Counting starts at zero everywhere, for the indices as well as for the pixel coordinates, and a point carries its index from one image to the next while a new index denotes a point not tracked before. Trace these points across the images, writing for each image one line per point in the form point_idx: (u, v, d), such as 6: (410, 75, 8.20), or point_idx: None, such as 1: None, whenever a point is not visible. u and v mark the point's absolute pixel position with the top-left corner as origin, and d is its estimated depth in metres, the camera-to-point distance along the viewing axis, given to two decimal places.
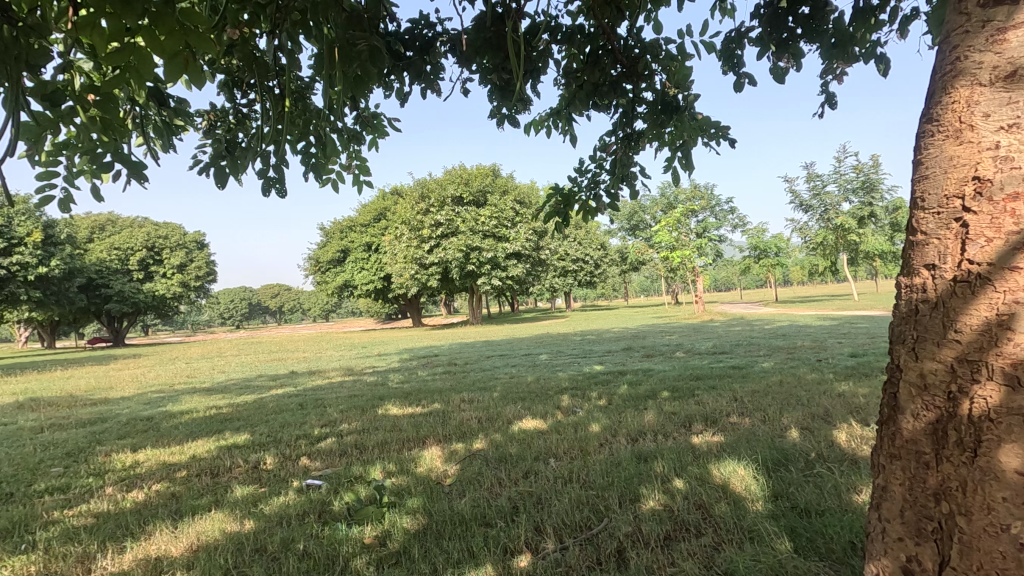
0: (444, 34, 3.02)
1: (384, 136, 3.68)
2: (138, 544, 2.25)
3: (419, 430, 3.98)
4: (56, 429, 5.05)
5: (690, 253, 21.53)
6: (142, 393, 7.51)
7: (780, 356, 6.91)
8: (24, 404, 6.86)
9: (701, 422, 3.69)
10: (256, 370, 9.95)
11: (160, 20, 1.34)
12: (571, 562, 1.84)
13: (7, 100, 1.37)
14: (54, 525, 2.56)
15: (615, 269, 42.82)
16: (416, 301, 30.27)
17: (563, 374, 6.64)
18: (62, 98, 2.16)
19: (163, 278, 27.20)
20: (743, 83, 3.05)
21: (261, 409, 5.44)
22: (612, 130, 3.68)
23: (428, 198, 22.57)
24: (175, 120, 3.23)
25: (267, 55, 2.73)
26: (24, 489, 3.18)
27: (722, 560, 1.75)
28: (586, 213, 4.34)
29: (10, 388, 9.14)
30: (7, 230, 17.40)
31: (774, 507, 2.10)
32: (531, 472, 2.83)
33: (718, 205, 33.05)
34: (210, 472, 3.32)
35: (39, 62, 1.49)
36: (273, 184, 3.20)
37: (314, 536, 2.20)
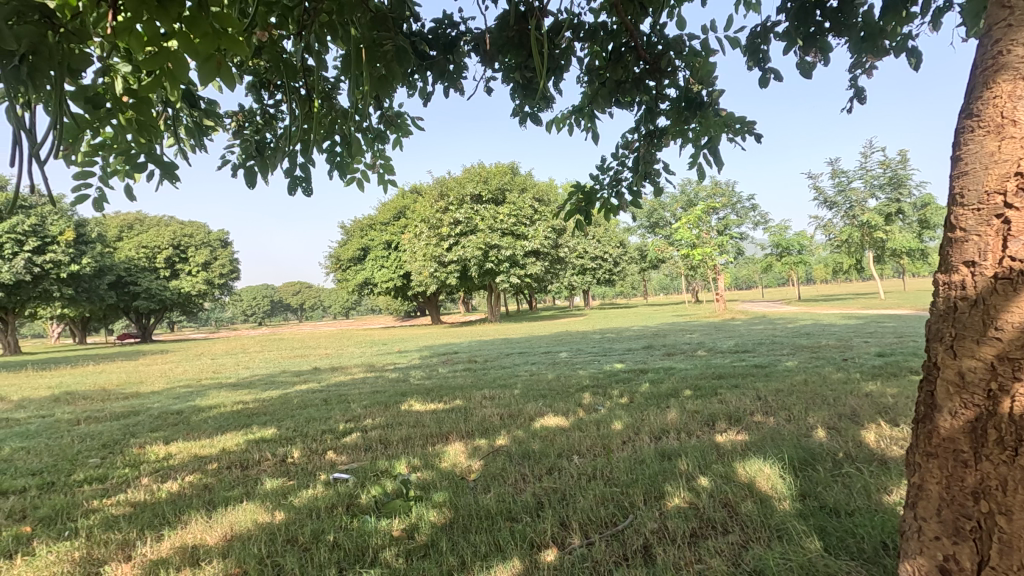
0: (468, 34, 3.05)
1: (407, 134, 3.73)
2: (174, 533, 2.32)
3: (442, 426, 4.03)
4: (92, 421, 5.23)
5: (712, 250, 21.19)
6: (171, 387, 7.72)
7: (804, 355, 6.80)
8: (61, 397, 7.11)
9: (725, 420, 3.66)
10: (280, 366, 10.15)
11: (194, 24, 1.40)
12: (598, 557, 1.85)
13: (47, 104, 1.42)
14: (95, 513, 2.66)
15: (634, 266, 42.48)
16: (435, 298, 30.44)
17: (583, 371, 6.65)
18: (102, 100, 2.24)
19: (189, 276, 27.84)
20: (769, 78, 3.02)
21: (286, 404, 5.56)
22: (635, 126, 3.67)
23: (448, 197, 22.73)
24: (206, 121, 3.33)
25: (295, 56, 2.78)
26: (65, 478, 3.30)
27: (751, 558, 1.75)
28: (607, 210, 4.33)
29: (48, 381, 9.49)
30: (41, 229, 17.98)
31: (801, 507, 2.09)
32: (555, 468, 2.85)
33: (739, 202, 32.59)
34: (240, 465, 3.40)
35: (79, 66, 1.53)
36: (300, 183, 3.27)
37: (343, 528, 2.24)
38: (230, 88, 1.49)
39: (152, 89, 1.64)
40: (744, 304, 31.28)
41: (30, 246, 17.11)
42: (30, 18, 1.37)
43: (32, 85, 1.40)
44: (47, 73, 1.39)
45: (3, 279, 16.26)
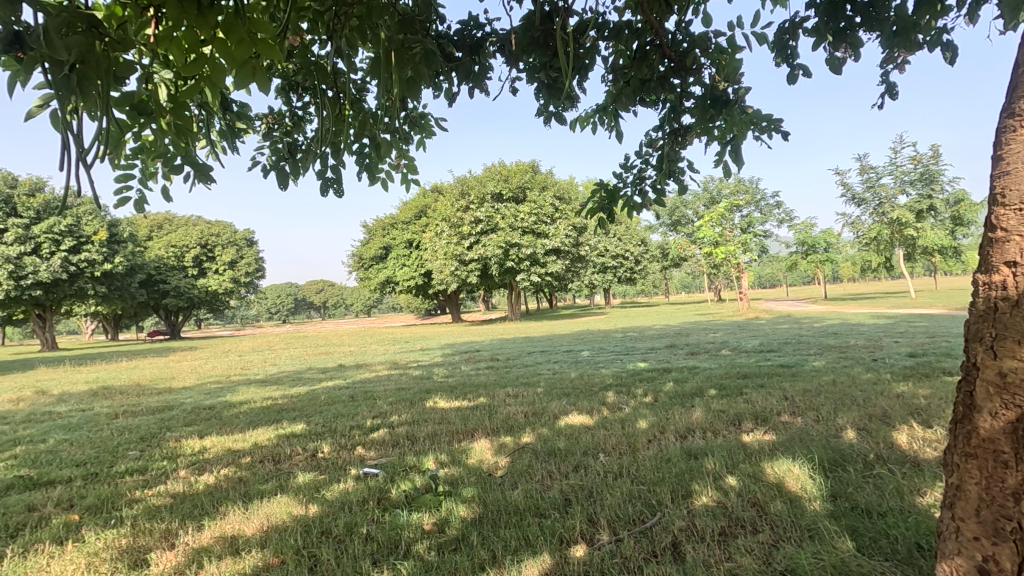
0: (493, 34, 3.09)
1: (432, 135, 3.79)
2: (214, 522, 2.41)
3: (467, 423, 4.09)
4: (129, 415, 5.42)
5: (736, 248, 20.79)
6: (202, 383, 7.93)
7: (832, 355, 6.67)
8: (99, 392, 7.38)
9: (751, 420, 3.63)
10: (306, 363, 10.33)
11: (232, 31, 1.46)
12: (627, 553, 1.87)
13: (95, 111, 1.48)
14: (138, 503, 2.77)
15: (655, 265, 42.10)
16: (455, 297, 30.58)
17: (606, 370, 6.65)
18: (146, 107, 2.33)
19: (216, 274, 28.48)
20: (797, 75, 3.00)
21: (313, 400, 5.67)
22: (659, 124, 3.66)
23: (469, 195, 22.85)
24: (238, 124, 3.42)
25: (324, 61, 2.85)
26: (107, 469, 3.44)
27: (782, 557, 1.75)
28: (630, 209, 4.33)
29: (85, 376, 9.84)
30: (76, 229, 18.63)
31: (833, 507, 2.08)
32: (580, 466, 2.87)
33: (763, 200, 32.10)
34: (272, 459, 3.49)
35: (124, 74, 1.59)
36: (331, 184, 3.35)
37: (375, 521, 2.30)
38: (265, 92, 1.55)
39: (192, 95, 1.69)
40: (769, 304, 28.43)
41: (65, 246, 17.75)
42: (78, 28, 1.43)
43: (83, 96, 1.46)
44: (95, 82, 1.44)
45: (41, 277, 16.89)
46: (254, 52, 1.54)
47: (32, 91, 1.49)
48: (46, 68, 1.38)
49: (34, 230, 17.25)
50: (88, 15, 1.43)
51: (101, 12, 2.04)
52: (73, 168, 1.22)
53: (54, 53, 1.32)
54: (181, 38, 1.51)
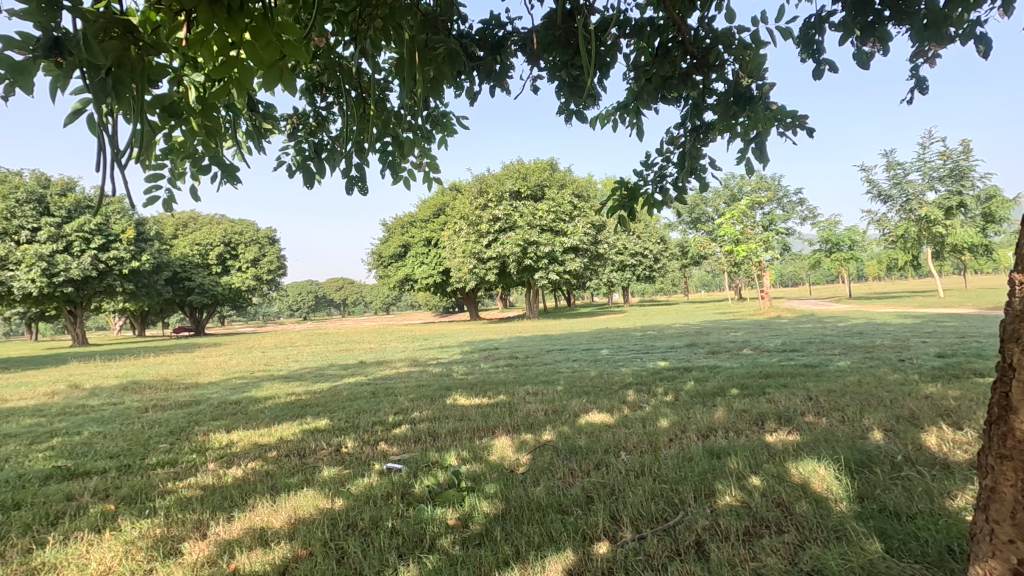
0: (515, 34, 3.10)
1: (453, 133, 3.82)
2: (243, 514, 2.48)
3: (488, 420, 4.12)
4: (159, 409, 5.57)
5: (757, 247, 20.48)
6: (227, 378, 8.10)
7: (858, 355, 6.56)
8: (129, 386, 7.60)
9: (774, 420, 3.59)
10: (328, 360, 10.49)
11: (260, 34, 1.52)
12: (651, 551, 1.87)
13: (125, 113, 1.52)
14: (170, 495, 2.85)
15: (674, 263, 41.72)
16: (473, 295, 30.69)
17: (626, 369, 6.63)
18: (178, 108, 2.39)
19: (239, 272, 29.01)
20: (823, 69, 2.96)
21: (336, 396, 5.76)
22: (681, 122, 3.64)
23: (487, 193, 22.92)
24: (264, 125, 3.49)
25: (349, 61, 2.90)
26: (139, 462, 3.54)
27: (809, 558, 1.74)
28: (650, 206, 4.31)
29: (115, 371, 10.13)
30: (105, 228, 19.14)
31: (859, 509, 2.06)
32: (602, 464, 2.88)
33: (785, 197, 31.60)
34: (297, 453, 3.56)
35: (157, 77, 1.63)
36: (356, 182, 3.40)
37: (400, 516, 2.34)
38: (291, 92, 1.60)
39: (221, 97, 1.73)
40: (792, 304, 25.99)
41: (95, 244, 18.29)
42: (113, 34, 1.48)
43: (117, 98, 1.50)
44: (129, 84, 1.48)
45: (72, 274, 17.39)
46: (281, 53, 1.58)
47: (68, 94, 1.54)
48: (84, 72, 1.41)
49: (66, 229, 17.77)
50: (124, 20, 1.48)
51: (136, 17, 2.11)
52: (109, 169, 1.26)
53: (92, 57, 1.36)
54: (215, 41, 1.56)
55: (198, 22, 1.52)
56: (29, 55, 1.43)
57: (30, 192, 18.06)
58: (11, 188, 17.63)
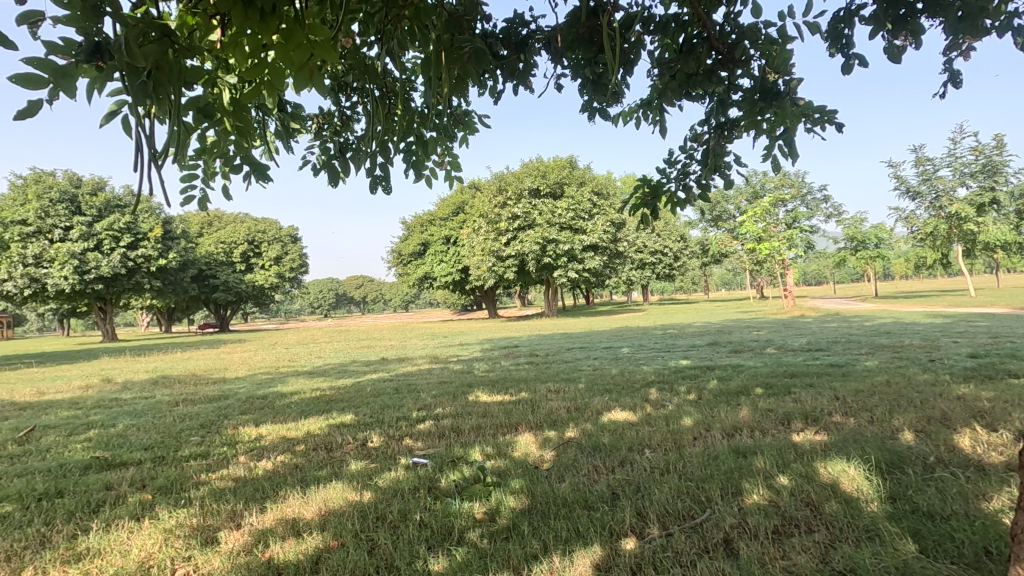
0: (539, 33, 3.11)
1: (475, 131, 3.84)
2: (276, 506, 2.54)
3: (510, 417, 4.14)
4: (189, 403, 5.72)
5: (781, 244, 20.15)
6: (253, 374, 8.29)
7: (886, 355, 6.44)
8: (160, 380, 7.81)
9: (801, 420, 3.55)
10: (350, 356, 10.64)
11: (292, 36, 1.55)
12: (678, 548, 1.88)
13: (160, 112, 1.56)
14: (203, 486, 2.94)
15: (695, 261, 41.29)
16: (492, 293, 30.76)
17: (648, 367, 6.61)
18: (213, 110, 2.45)
19: (262, 270, 29.51)
20: (852, 64, 2.91)
21: (360, 392, 5.85)
22: (705, 118, 3.61)
23: (507, 191, 22.98)
24: (292, 124, 3.56)
25: (374, 61, 2.93)
26: (173, 454, 3.64)
27: (840, 557, 1.73)
28: (673, 204, 4.29)
29: (145, 366, 10.42)
30: (134, 227, 19.63)
31: (892, 509, 2.04)
32: (626, 461, 2.88)
33: (809, 194, 31.05)
34: (325, 447, 3.63)
35: (193, 79, 1.68)
36: (380, 181, 3.45)
37: (428, 509, 2.38)
38: (321, 92, 1.63)
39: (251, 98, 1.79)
40: (814, 304, 24.00)
41: (124, 243, 18.78)
42: (152, 37, 1.53)
43: (156, 100, 1.54)
44: (168, 87, 1.53)
45: (102, 272, 17.89)
46: (311, 54, 1.62)
47: (107, 96, 1.59)
48: (125, 75, 1.46)
49: (96, 228, 18.28)
50: (161, 24, 1.53)
51: (173, 20, 2.17)
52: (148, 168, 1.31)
53: (135, 61, 1.41)
54: (249, 45, 1.61)
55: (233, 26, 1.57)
56: (73, 59, 1.48)
57: (62, 192, 18.63)
58: (45, 188, 18.27)
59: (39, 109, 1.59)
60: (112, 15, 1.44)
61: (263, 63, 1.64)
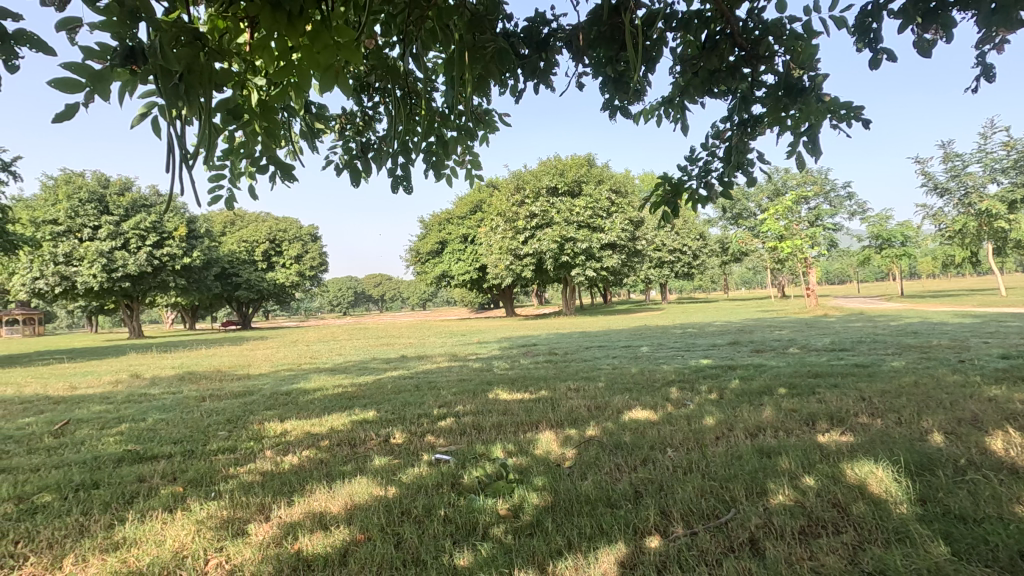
0: (560, 31, 3.12)
1: (495, 130, 3.86)
2: (303, 499, 2.59)
3: (531, 415, 4.15)
4: (215, 399, 5.84)
5: (803, 242, 19.82)
6: (276, 370, 8.44)
7: (914, 355, 6.32)
8: (186, 376, 8.00)
9: (826, 420, 3.51)
10: (370, 354, 10.76)
11: (317, 38, 1.58)
12: (704, 546, 1.88)
13: (188, 114, 1.59)
14: (232, 479, 3.01)
15: (714, 259, 40.85)
16: (509, 291, 30.80)
17: (668, 366, 6.57)
18: (242, 111, 2.50)
19: (283, 268, 29.93)
20: (880, 59, 2.86)
21: (381, 389, 5.93)
22: (728, 115, 3.59)
23: (524, 189, 22.99)
24: (316, 124, 3.61)
25: (397, 62, 2.97)
26: (202, 447, 3.74)
27: (870, 559, 1.71)
28: (695, 202, 4.26)
29: (172, 362, 10.65)
30: (159, 226, 20.07)
31: (922, 511, 2.01)
32: (648, 459, 2.88)
33: (832, 191, 30.50)
34: (348, 443, 3.69)
35: (222, 81, 1.72)
36: (402, 181, 3.50)
37: (452, 504, 2.41)
38: (346, 93, 1.65)
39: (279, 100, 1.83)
40: (836, 304, 22.71)
41: (150, 242, 19.20)
42: (183, 41, 1.57)
43: (186, 102, 1.57)
44: (198, 92, 1.56)
45: (129, 270, 18.33)
46: (337, 55, 1.65)
47: (138, 98, 1.62)
48: (158, 78, 1.51)
49: (124, 227, 18.74)
50: (192, 28, 1.57)
51: (205, 24, 2.22)
52: (179, 170, 1.34)
53: (170, 65, 1.44)
54: (276, 47, 1.65)
55: (261, 30, 1.60)
56: (108, 64, 1.54)
57: (91, 192, 19.12)
58: (75, 189, 18.78)
59: (75, 111, 1.65)
60: (145, 21, 1.49)
61: (290, 65, 1.67)
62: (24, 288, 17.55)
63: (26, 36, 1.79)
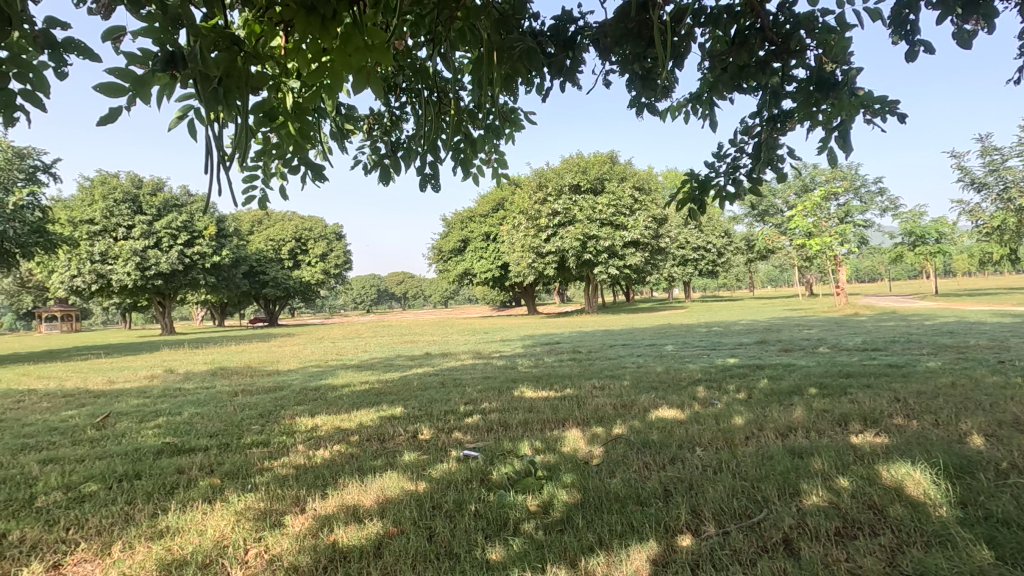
0: (587, 29, 3.12)
1: (521, 128, 3.87)
2: (336, 492, 2.65)
3: (556, 413, 4.16)
4: (247, 393, 5.99)
5: (832, 240, 19.32)
6: (304, 366, 8.61)
7: (950, 355, 6.15)
8: (219, 371, 8.22)
9: (859, 421, 3.44)
10: (395, 351, 10.89)
11: (349, 40, 1.60)
12: (737, 546, 1.87)
13: (223, 115, 1.63)
14: (267, 472, 3.09)
15: (740, 257, 40.18)
16: (531, 288, 30.79)
17: (695, 365, 6.51)
18: (277, 113, 2.56)
19: (309, 266, 30.41)
20: (917, 51, 2.79)
21: (408, 385, 6.01)
22: (757, 111, 3.54)
23: (547, 187, 22.97)
24: (346, 125, 3.68)
25: (426, 63, 3.00)
26: (237, 441, 3.84)
27: (910, 561, 1.68)
28: (722, 199, 4.21)
29: (203, 358, 10.94)
30: (190, 225, 20.58)
31: (962, 514, 1.96)
32: (677, 458, 2.87)
33: (862, 187, 29.72)
34: (378, 438, 3.75)
35: (259, 84, 1.77)
36: (429, 180, 3.54)
37: (482, 500, 2.43)
38: (378, 94, 1.68)
39: (315, 102, 1.87)
40: (875, 304, 20.92)
41: (181, 240, 19.72)
42: (222, 46, 1.61)
43: (224, 105, 1.61)
44: (236, 97, 1.61)
45: (161, 268, 18.90)
46: (369, 58, 1.66)
47: (177, 100, 1.67)
48: (197, 81, 1.56)
49: (156, 226, 19.30)
50: (231, 34, 1.61)
51: (242, 29, 2.29)
52: (219, 172, 1.38)
53: (209, 69, 1.48)
54: (309, 50, 1.68)
55: (296, 35, 1.64)
56: (150, 69, 1.60)
57: (125, 192, 19.71)
58: (110, 189, 19.39)
59: (119, 113, 1.71)
60: (186, 27, 1.53)
61: (323, 68, 1.71)
62: (63, 286, 18.20)
63: (75, 45, 1.86)
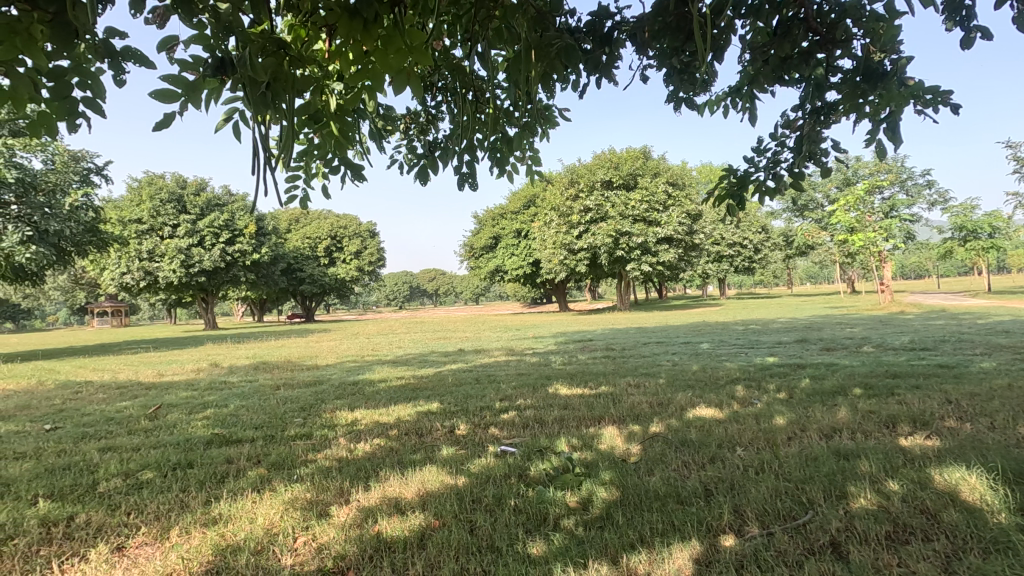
0: (625, 24, 3.08)
1: (556, 125, 3.87)
2: (378, 485, 2.71)
3: (592, 410, 4.15)
4: (289, 387, 6.18)
5: (876, 235, 18.58)
6: (341, 362, 8.80)
7: (1006, 355, 5.87)
8: (261, 366, 8.49)
9: (909, 423, 3.32)
10: (428, 347, 11.03)
11: (391, 42, 1.63)
12: (781, 547, 1.84)
13: (271, 116, 1.67)
14: (311, 464, 3.18)
15: (778, 253, 39.07)
16: (563, 285, 30.70)
17: (732, 364, 6.40)
18: (321, 114, 2.62)
19: (344, 263, 31.01)
20: (973, 38, 2.68)
21: (443, 381, 6.09)
22: (799, 103, 3.45)
23: (579, 183, 22.88)
24: (384, 125, 3.74)
25: (463, 62, 3.03)
26: (281, 433, 3.97)
27: (966, 568, 1.63)
28: (762, 193, 4.12)
29: (246, 352, 11.33)
30: (231, 224, 21.25)
31: (1021, 521, 1.89)
32: (716, 458, 2.83)
33: (909, 180, 28.46)
34: (415, 433, 3.81)
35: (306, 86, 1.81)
36: (467, 179, 3.58)
37: (521, 495, 2.46)
38: (417, 91, 1.69)
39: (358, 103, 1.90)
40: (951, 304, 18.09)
41: (222, 238, 20.39)
42: (270, 51, 1.67)
43: (272, 107, 1.65)
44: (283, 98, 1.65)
45: (204, 265, 19.64)
46: (410, 58, 1.69)
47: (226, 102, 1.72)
48: (247, 87, 1.61)
49: (200, 225, 20.05)
50: (278, 38, 1.67)
51: (287, 31, 2.34)
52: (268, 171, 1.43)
53: (258, 74, 1.53)
54: (353, 52, 1.72)
55: (341, 37, 1.68)
56: (201, 74, 1.67)
57: (171, 193, 20.49)
58: (157, 190, 20.21)
59: (174, 118, 1.80)
60: (238, 34, 1.59)
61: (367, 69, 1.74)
62: (113, 282, 19.06)
63: (135, 53, 1.95)
